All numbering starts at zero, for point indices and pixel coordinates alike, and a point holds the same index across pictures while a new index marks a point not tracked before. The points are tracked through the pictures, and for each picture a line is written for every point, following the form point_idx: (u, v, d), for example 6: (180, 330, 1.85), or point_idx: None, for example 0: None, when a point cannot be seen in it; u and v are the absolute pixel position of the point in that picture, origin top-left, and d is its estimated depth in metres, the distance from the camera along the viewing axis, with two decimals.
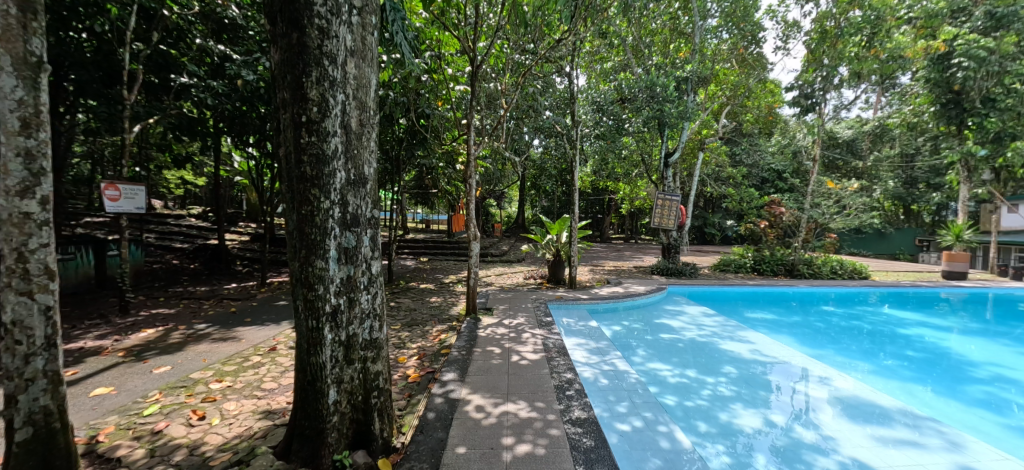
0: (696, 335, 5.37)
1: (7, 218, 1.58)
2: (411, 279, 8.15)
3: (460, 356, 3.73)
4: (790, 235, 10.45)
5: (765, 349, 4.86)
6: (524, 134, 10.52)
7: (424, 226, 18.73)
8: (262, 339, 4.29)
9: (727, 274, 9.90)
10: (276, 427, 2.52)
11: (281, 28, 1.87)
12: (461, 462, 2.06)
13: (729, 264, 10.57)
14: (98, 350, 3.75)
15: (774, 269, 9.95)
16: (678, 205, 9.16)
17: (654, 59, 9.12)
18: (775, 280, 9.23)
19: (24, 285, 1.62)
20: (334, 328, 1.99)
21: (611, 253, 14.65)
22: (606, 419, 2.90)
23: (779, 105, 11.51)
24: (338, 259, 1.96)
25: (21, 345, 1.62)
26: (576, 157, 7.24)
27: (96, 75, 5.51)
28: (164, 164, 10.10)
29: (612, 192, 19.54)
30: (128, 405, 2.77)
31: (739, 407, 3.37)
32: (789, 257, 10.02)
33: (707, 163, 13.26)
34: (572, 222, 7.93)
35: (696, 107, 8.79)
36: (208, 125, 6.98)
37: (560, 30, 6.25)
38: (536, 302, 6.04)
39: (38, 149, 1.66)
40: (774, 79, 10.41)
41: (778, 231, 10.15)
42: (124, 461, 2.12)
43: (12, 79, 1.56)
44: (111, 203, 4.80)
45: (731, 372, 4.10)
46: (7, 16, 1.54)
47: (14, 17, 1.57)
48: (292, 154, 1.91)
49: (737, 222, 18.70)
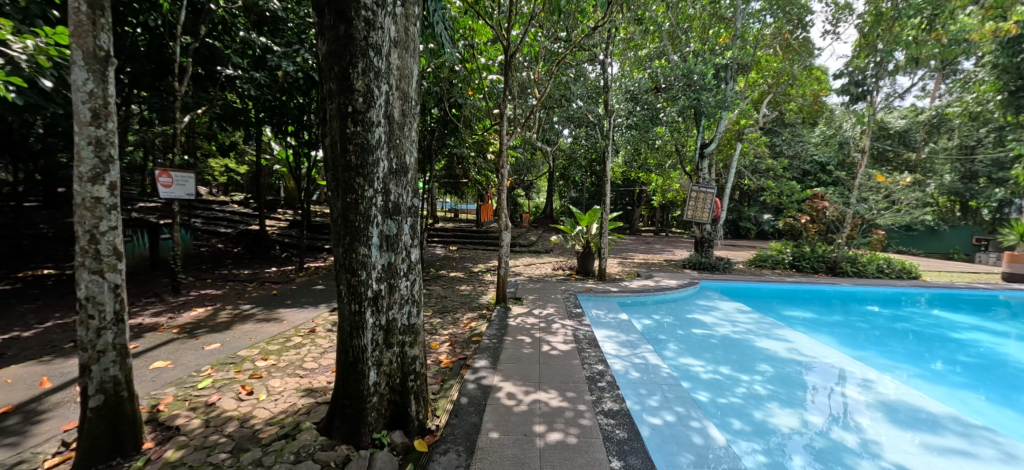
0: (730, 331, 5.22)
1: (80, 202, 1.75)
2: (441, 267, 8.33)
3: (492, 343, 3.77)
4: (833, 231, 9.95)
5: (804, 348, 4.67)
6: (554, 124, 10.45)
7: (453, 214, 18.94)
8: (302, 321, 4.48)
9: (763, 271, 9.57)
10: (318, 404, 2.64)
11: (328, 19, 1.92)
12: (495, 447, 2.13)
13: (766, 260, 10.20)
14: (155, 326, 4.03)
15: (814, 266, 9.52)
16: (713, 198, 8.84)
17: (691, 46, 8.74)
18: (815, 277, 8.82)
19: (95, 264, 1.81)
20: (375, 313, 2.08)
21: (641, 246, 14.41)
22: (637, 412, 2.87)
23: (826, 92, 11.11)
24: (380, 246, 2.05)
25: (94, 320, 1.83)
26: (608, 149, 6.96)
27: (149, 68, 5.73)
28: (209, 152, 10.68)
29: (642, 184, 19.13)
30: (183, 378, 2.96)
31: (775, 405, 3.29)
32: (831, 254, 9.60)
33: (745, 154, 12.68)
34: (602, 214, 7.84)
35: (735, 96, 8.46)
36: (249, 114, 7.27)
37: (595, 17, 5.98)
38: (565, 293, 6.03)
39: (106, 138, 1.82)
40: (821, 66, 10.22)
41: (820, 226, 9.81)
42: (183, 429, 2.31)
43: (82, 73, 1.73)
44: (164, 190, 5.05)
45: (767, 370, 3.98)
46: (77, 14, 1.68)
47: (84, 14, 1.71)
48: (337, 143, 1.98)
49: (774, 216, 17.96)
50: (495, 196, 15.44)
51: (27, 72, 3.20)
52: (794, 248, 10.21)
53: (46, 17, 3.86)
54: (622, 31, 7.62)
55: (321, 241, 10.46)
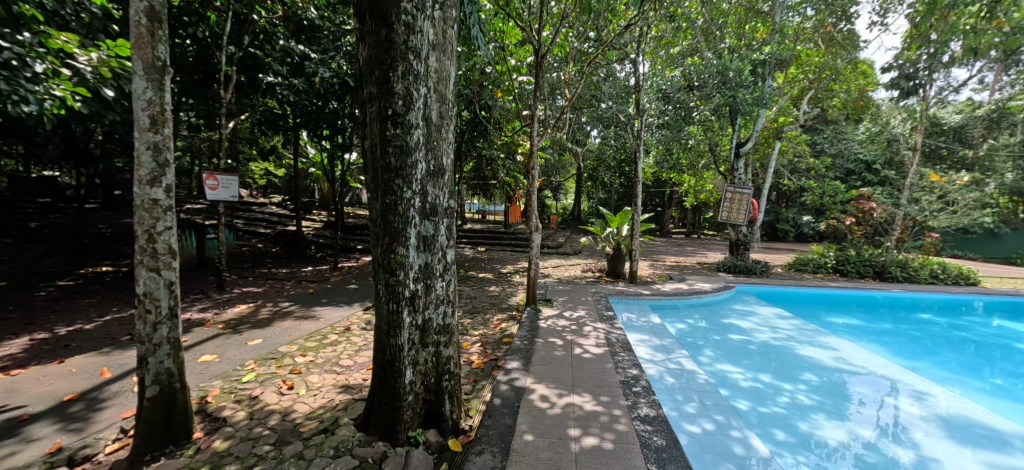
0: (769, 338, 5.01)
1: (139, 203, 1.87)
2: (471, 268, 8.41)
3: (523, 345, 3.77)
4: (881, 234, 9.41)
5: (852, 357, 4.42)
6: (584, 124, 10.38)
7: (480, 216, 19.11)
8: (337, 319, 4.61)
9: (804, 275, 9.16)
10: (355, 401, 2.71)
11: (369, 25, 1.97)
12: (530, 450, 2.11)
13: (806, 264, 9.78)
14: (202, 321, 4.25)
15: (860, 271, 9.04)
16: (749, 199, 8.54)
17: (726, 42, 8.46)
18: (860, 282, 8.34)
19: (152, 262, 1.92)
20: (412, 312, 2.11)
21: (672, 248, 14.09)
22: (674, 419, 2.80)
23: (871, 87, 10.60)
24: (417, 247, 2.08)
25: (151, 315, 1.94)
26: (639, 149, 6.84)
27: (196, 77, 6.06)
28: (250, 156, 11.22)
29: (673, 184, 18.73)
30: (228, 371, 3.11)
31: (821, 417, 3.13)
32: (878, 258, 9.08)
33: (784, 153, 12.21)
34: (633, 215, 7.70)
35: (774, 93, 8.13)
36: (288, 120, 7.56)
37: (626, 15, 5.90)
38: (596, 296, 5.96)
39: (162, 143, 1.93)
40: (867, 59, 9.71)
41: (866, 228, 9.32)
42: (229, 420, 2.42)
43: (142, 82, 1.84)
44: (211, 192, 5.33)
45: (811, 380, 3.80)
46: (138, 26, 1.79)
47: (145, 27, 1.82)
48: (377, 145, 2.03)
49: (814, 218, 17.16)
50: (523, 197, 15.48)
51: (91, 83, 3.43)
52: (838, 251, 9.73)
53: (107, 32, 4.15)
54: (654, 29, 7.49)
55: (353, 242, 10.76)
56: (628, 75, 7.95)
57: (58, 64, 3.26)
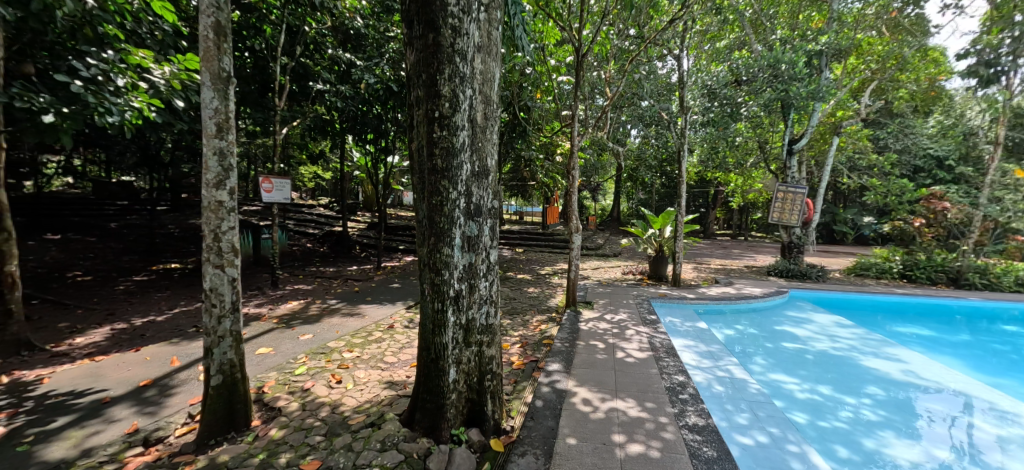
0: (828, 347, 4.68)
1: (207, 205, 2.01)
2: (510, 269, 8.47)
3: (564, 347, 3.73)
4: (956, 236, 8.58)
5: (925, 372, 4.04)
6: (625, 123, 10.19)
7: (518, 217, 19.19)
8: (381, 317, 4.77)
9: (866, 280, 8.51)
10: (399, 397, 2.78)
11: (417, 30, 2.02)
12: (574, 454, 2.08)
13: (868, 268, 9.11)
14: (258, 315, 4.53)
15: (933, 277, 8.30)
16: (804, 198, 8.05)
17: (777, 33, 8.04)
18: (934, 289, 7.60)
19: (218, 259, 2.06)
20: (456, 311, 2.14)
21: (718, 250, 13.53)
22: (725, 430, 2.68)
23: (944, 75, 9.73)
24: (462, 247, 2.10)
25: (216, 308, 2.08)
26: (683, 148, 6.61)
27: (253, 87, 6.49)
28: (301, 161, 11.88)
29: (718, 184, 17.98)
30: (283, 364, 3.29)
31: (890, 435, 2.88)
32: (953, 263, 8.28)
33: (842, 150, 11.44)
34: (676, 216, 7.45)
35: (831, 86, 7.62)
36: (336, 125, 7.93)
37: (669, 11, 5.76)
38: (637, 299, 5.82)
39: (226, 148, 2.06)
40: (938, 46, 8.92)
41: (938, 231, 8.54)
42: (284, 410, 2.55)
43: (209, 92, 1.98)
44: (266, 194, 5.68)
45: (878, 394, 3.51)
46: (206, 41, 1.92)
47: (212, 41, 1.96)
48: (424, 147, 2.08)
49: (877, 219, 15.88)
50: (561, 198, 15.40)
51: (163, 94, 3.68)
52: (905, 255, 9.00)
53: (178, 47, 4.52)
54: (699, 23, 7.26)
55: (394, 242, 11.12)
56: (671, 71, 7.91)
57: (136, 78, 3.58)
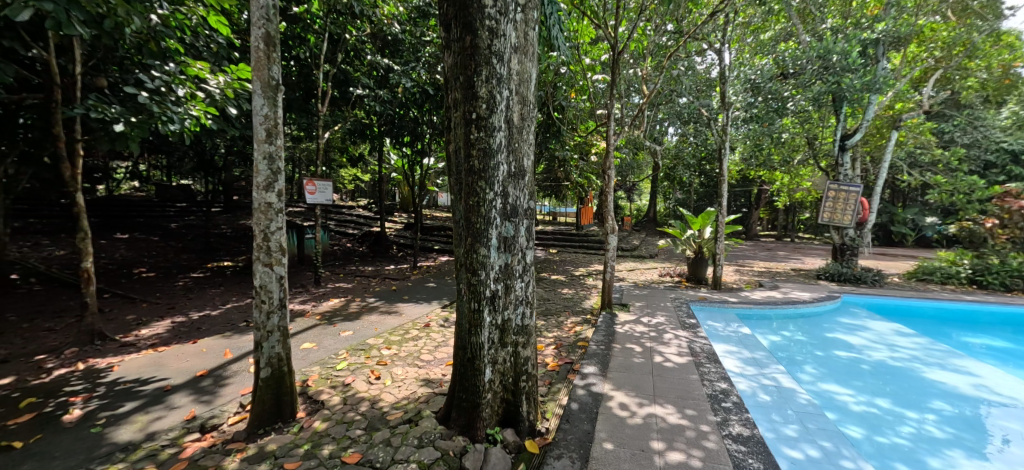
0: (886, 357, 4.35)
1: (258, 207, 2.13)
2: (544, 270, 8.45)
3: (599, 350, 3.68)
4: None
5: (1002, 388, 3.67)
6: (663, 121, 9.94)
7: (550, 218, 19.08)
8: (417, 316, 4.88)
9: (931, 286, 7.85)
10: (435, 395, 2.83)
11: (455, 33, 2.05)
12: (611, 459, 2.04)
13: (932, 273, 8.41)
14: (302, 312, 4.76)
15: (1010, 283, 7.52)
16: (859, 197, 7.54)
17: (828, 23, 7.59)
18: (1012, 297, 6.88)
19: (267, 258, 2.17)
20: (492, 312, 2.15)
21: (762, 252, 12.91)
22: (772, 441, 2.55)
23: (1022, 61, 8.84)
24: (498, 248, 2.11)
25: (265, 304, 2.20)
26: (724, 146, 6.37)
27: (298, 94, 6.83)
28: (341, 164, 12.38)
29: (760, 183, 17.16)
30: (325, 359, 3.43)
31: (959, 454, 2.65)
32: None
33: (902, 145, 10.64)
34: (717, 216, 7.20)
35: (890, 76, 7.10)
36: (373, 129, 8.19)
37: (710, 3, 5.57)
38: (675, 302, 5.65)
39: (274, 152, 2.16)
40: (1014, 29, 8.13)
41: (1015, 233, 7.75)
42: (327, 404, 2.66)
43: (260, 100, 2.09)
44: (310, 196, 5.95)
45: (945, 410, 3.23)
46: (258, 51, 2.04)
47: (263, 51, 2.07)
48: (462, 148, 2.11)
49: (942, 219, 14.60)
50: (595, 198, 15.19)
51: (218, 102, 3.97)
52: (976, 259, 8.24)
53: (230, 59, 4.82)
54: (743, 15, 6.98)
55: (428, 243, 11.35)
56: (712, 67, 7.66)
57: (193, 89, 3.84)
